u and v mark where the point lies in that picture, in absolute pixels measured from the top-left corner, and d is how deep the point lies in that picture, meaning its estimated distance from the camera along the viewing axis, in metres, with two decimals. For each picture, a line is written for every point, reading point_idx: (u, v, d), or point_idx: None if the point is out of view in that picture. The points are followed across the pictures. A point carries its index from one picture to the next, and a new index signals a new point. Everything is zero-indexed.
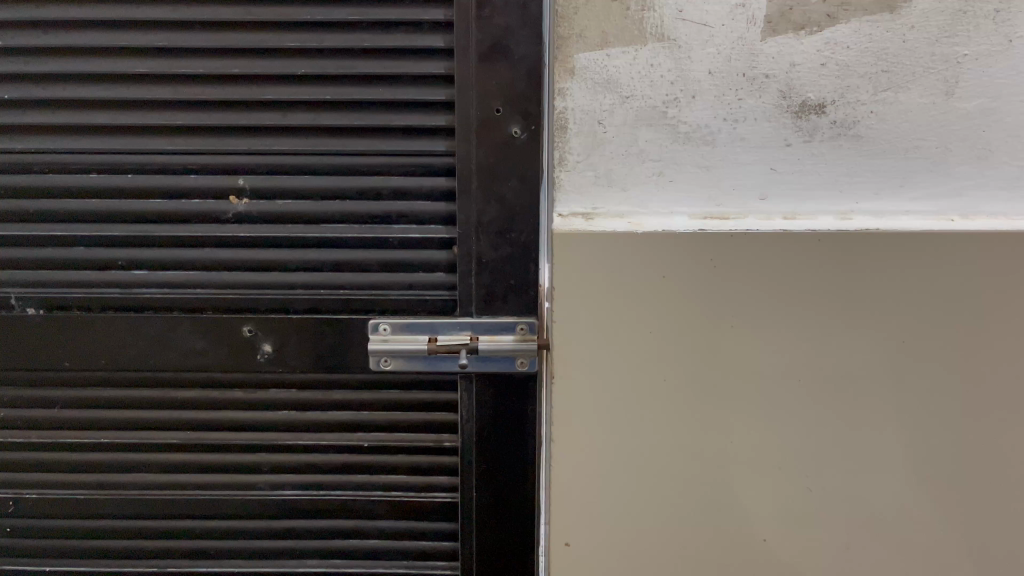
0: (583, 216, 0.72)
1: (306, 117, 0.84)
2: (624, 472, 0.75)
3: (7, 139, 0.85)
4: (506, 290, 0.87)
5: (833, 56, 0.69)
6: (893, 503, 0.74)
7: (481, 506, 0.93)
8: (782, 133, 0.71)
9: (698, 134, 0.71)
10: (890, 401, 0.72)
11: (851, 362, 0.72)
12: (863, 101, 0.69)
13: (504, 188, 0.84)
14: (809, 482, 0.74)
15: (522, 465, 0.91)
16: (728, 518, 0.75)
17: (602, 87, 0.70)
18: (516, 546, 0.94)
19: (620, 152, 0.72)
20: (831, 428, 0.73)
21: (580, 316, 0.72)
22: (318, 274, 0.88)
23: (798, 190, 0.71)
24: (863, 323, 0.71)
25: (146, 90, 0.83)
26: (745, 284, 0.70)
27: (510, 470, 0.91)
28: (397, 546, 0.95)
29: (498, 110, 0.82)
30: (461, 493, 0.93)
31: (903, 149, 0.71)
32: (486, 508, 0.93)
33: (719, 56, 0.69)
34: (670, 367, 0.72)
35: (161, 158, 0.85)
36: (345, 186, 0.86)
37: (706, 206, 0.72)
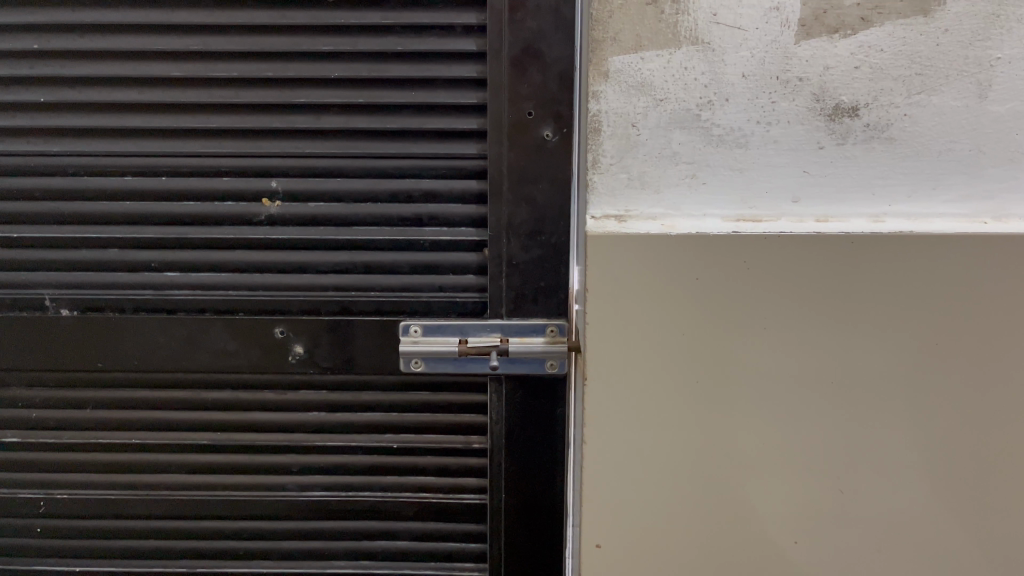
0: (616, 218, 0.73)
1: (339, 120, 0.85)
2: (651, 473, 0.75)
3: (43, 142, 0.86)
4: (536, 292, 0.88)
5: (867, 59, 0.69)
6: (927, 506, 0.74)
7: (509, 509, 0.93)
8: (815, 135, 0.71)
9: (731, 136, 0.71)
10: (925, 403, 0.72)
11: (885, 364, 0.71)
12: (896, 104, 0.70)
13: (535, 190, 0.85)
14: (840, 484, 0.74)
15: (550, 467, 0.91)
16: (758, 520, 0.75)
17: (635, 90, 0.71)
18: (543, 549, 0.93)
19: (653, 155, 0.72)
20: (864, 431, 0.73)
21: (612, 317, 0.72)
22: (349, 276, 0.88)
23: (832, 193, 0.72)
24: (896, 326, 0.71)
25: (180, 93, 0.84)
26: (778, 286, 0.71)
27: (539, 472, 0.92)
28: (426, 547, 0.95)
29: (530, 113, 0.82)
30: (490, 495, 0.93)
31: (936, 152, 0.71)
32: (514, 510, 0.93)
33: (753, 59, 0.69)
34: (701, 368, 0.72)
35: (195, 161, 0.86)
36: (377, 188, 0.87)
37: (739, 208, 0.72)
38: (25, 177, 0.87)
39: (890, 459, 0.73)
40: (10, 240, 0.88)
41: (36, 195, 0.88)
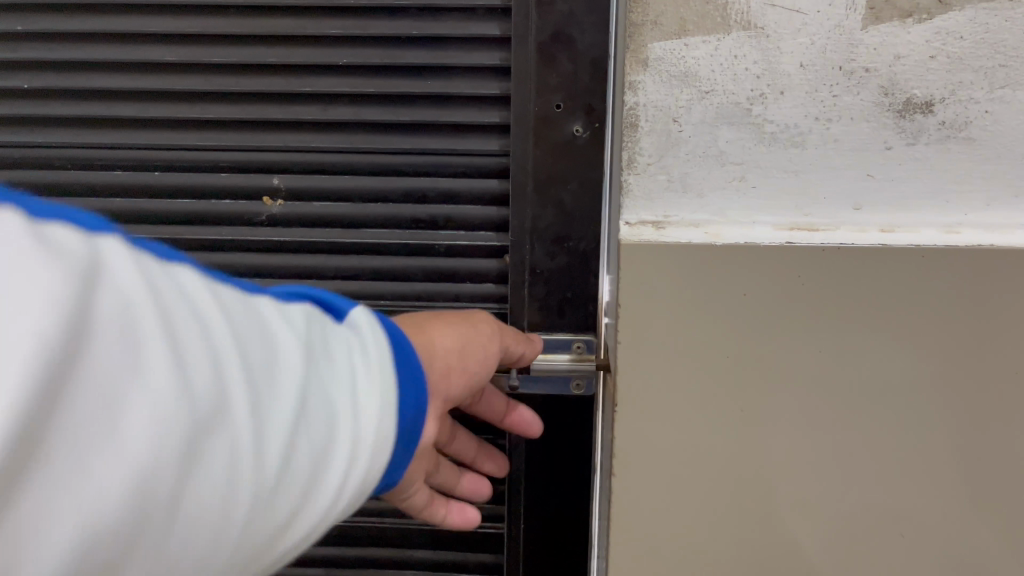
0: (653, 224, 0.66)
1: (349, 112, 0.80)
2: (688, 507, 0.67)
3: (37, 133, 0.83)
4: (562, 303, 0.80)
5: (945, 47, 0.60)
6: (998, 556, 0.65)
7: (532, 535, 0.87)
8: (882, 134, 0.62)
9: (786, 134, 0.63)
10: (999, 444, 0.63)
11: (958, 395, 0.62)
12: (976, 99, 0.61)
13: (563, 193, 0.77)
14: (901, 527, 0.66)
15: (576, 493, 0.85)
16: (804, 563, 0.67)
17: (678, 80, 0.63)
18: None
19: (696, 154, 0.64)
20: (929, 469, 0.64)
21: (647, 337, 0.64)
22: (358, 282, 0.85)
23: (899, 199, 0.64)
24: (973, 352, 0.61)
25: (176, 80, 0.80)
26: (836, 306, 0.62)
27: (563, 499, 0.85)
28: (436, 559, 0.95)
29: (558, 106, 0.75)
30: (510, 521, 0.88)
31: (1021, 154, 0.62)
32: (537, 537, 0.87)
33: (813, 47, 0.61)
34: (744, 394, 0.65)
35: (193, 154, 0.82)
36: (391, 188, 0.82)
37: (793, 215, 0.65)
38: (19, 169, 0.84)
39: (961, 503, 0.64)
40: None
41: (30, 189, 0.85)
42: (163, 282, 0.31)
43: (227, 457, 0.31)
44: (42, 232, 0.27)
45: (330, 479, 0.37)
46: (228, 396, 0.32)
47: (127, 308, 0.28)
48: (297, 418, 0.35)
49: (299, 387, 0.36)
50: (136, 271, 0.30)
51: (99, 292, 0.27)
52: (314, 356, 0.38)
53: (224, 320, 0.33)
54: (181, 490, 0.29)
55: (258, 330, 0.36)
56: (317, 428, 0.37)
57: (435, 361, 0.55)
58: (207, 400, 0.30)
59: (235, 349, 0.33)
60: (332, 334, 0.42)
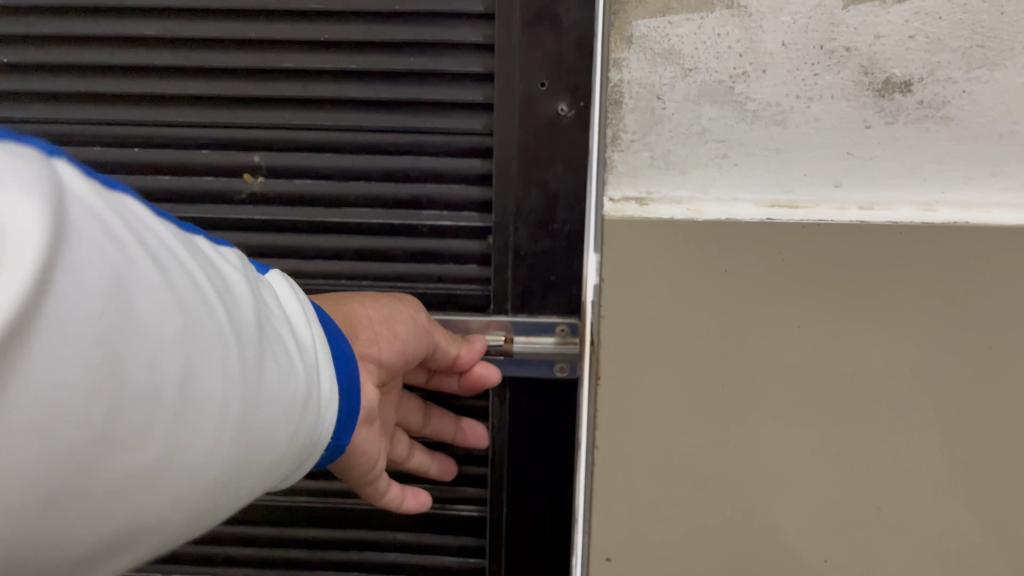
0: (637, 201, 0.66)
1: (332, 88, 0.82)
2: (668, 481, 0.69)
3: (21, 109, 0.85)
4: (545, 286, 0.87)
5: (924, 27, 0.60)
6: (968, 529, 0.67)
7: (513, 495, 0.96)
8: (861, 114, 0.63)
9: (768, 112, 0.63)
10: (975, 422, 0.64)
11: (935, 370, 0.63)
12: (954, 79, 0.61)
13: (548, 175, 0.81)
14: (878, 500, 0.67)
15: (555, 457, 0.94)
16: (779, 534, 0.69)
17: (661, 58, 0.63)
18: (545, 530, 0.98)
19: (679, 131, 0.65)
20: (906, 447, 0.65)
21: (628, 314, 0.65)
22: (340, 262, 0.90)
23: (878, 177, 0.65)
24: (950, 327, 0.62)
25: (154, 55, 0.82)
26: (816, 282, 0.63)
27: (542, 462, 0.95)
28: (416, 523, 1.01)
29: (543, 85, 0.78)
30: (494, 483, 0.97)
31: (997, 134, 0.63)
32: (517, 496, 0.96)
33: (795, 26, 0.61)
34: (727, 370, 0.65)
35: (175, 131, 0.85)
36: (373, 167, 0.85)
37: (774, 192, 0.66)
38: None
39: (937, 478, 0.66)
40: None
41: None
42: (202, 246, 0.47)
43: (230, 333, 0.43)
44: (27, 142, 0.34)
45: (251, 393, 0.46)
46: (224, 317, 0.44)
47: (96, 211, 0.36)
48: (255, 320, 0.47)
49: (250, 303, 0.48)
50: (120, 196, 0.40)
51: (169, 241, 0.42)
52: (214, 279, 0.45)
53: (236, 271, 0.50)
54: (121, 367, 0.35)
55: (172, 247, 0.42)
56: (280, 337, 0.51)
57: (360, 329, 0.69)
58: (128, 287, 0.35)
59: (239, 290, 0.48)
60: (255, 279, 0.53)
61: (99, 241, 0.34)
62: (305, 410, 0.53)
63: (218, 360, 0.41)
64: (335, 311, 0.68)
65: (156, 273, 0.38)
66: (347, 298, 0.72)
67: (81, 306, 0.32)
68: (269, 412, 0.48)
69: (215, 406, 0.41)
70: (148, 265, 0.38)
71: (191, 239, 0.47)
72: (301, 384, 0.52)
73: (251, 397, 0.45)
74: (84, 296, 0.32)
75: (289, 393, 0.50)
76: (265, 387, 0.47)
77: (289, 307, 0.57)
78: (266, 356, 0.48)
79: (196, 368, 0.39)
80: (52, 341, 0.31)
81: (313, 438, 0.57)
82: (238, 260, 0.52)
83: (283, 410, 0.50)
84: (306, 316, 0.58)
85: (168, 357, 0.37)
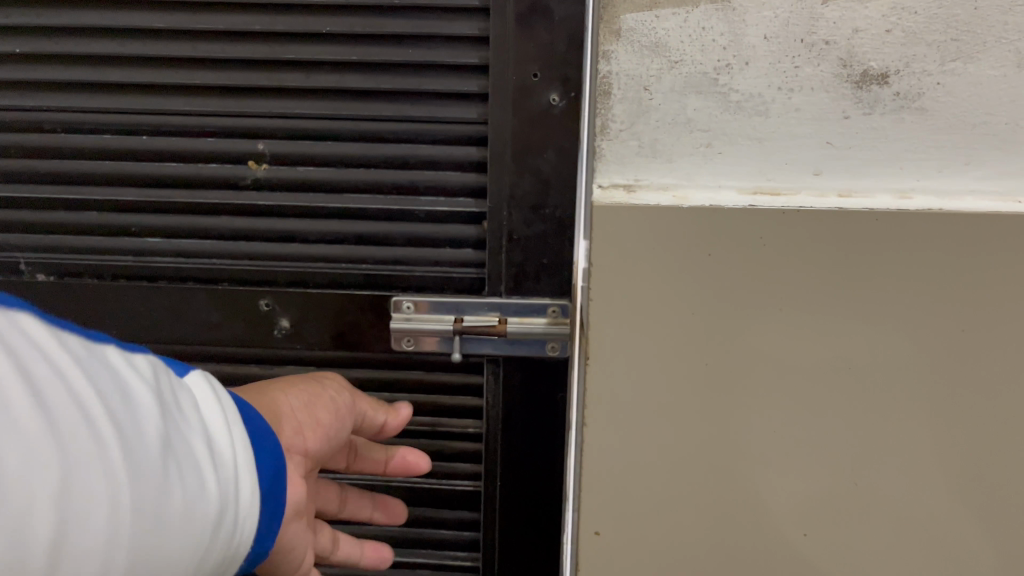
0: (625, 187, 0.69)
1: (332, 78, 0.85)
2: (654, 456, 0.72)
3: (31, 98, 0.88)
4: (538, 269, 0.90)
5: (900, 22, 0.62)
6: (941, 505, 0.69)
7: (506, 475, 1.00)
8: (840, 104, 0.65)
9: (751, 103, 0.66)
10: (946, 400, 0.67)
11: (908, 351, 0.66)
12: (929, 72, 0.64)
13: (540, 161, 0.85)
14: (855, 476, 0.70)
15: (549, 438, 0.97)
16: (759, 510, 0.72)
17: (649, 50, 0.66)
18: (539, 511, 1.01)
19: (666, 121, 0.68)
20: (882, 425, 0.68)
21: (616, 297, 0.68)
22: (341, 246, 0.92)
23: (857, 166, 0.67)
24: (921, 308, 0.65)
25: (160, 46, 0.85)
26: (795, 268, 0.66)
27: (537, 446, 0.98)
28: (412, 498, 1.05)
29: (536, 75, 0.81)
30: (487, 464, 1.00)
31: (971, 124, 0.65)
32: (510, 477, 1.00)
33: (776, 20, 0.64)
34: (710, 351, 0.68)
35: (180, 119, 0.88)
36: (373, 154, 0.88)
37: (757, 180, 0.68)
38: (14, 133, 0.90)
39: (911, 454, 0.69)
40: (10, 199, 0.92)
41: (26, 153, 0.91)
42: (124, 365, 0.47)
43: (122, 468, 0.41)
44: None
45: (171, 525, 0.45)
46: (142, 446, 0.44)
47: None
48: (158, 438, 0.45)
49: (155, 422, 0.46)
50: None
51: (80, 368, 0.42)
52: (111, 399, 0.43)
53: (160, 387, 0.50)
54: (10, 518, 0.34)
55: (63, 378, 0.40)
56: (190, 451, 0.49)
57: (283, 422, 0.72)
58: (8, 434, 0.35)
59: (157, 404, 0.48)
60: (169, 389, 0.51)
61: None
62: (220, 530, 0.51)
63: (108, 497, 0.40)
64: (256, 401, 0.71)
65: (28, 422, 0.36)
66: (269, 388, 0.74)
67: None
68: (175, 537, 0.45)
69: (105, 546, 0.40)
70: (22, 416, 0.36)
71: (95, 352, 0.46)
72: (212, 502, 0.50)
73: (143, 529, 0.42)
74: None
75: (200, 512, 0.48)
76: (185, 503, 0.46)
77: (207, 417, 0.54)
78: (169, 476, 0.45)
79: (79, 506, 0.38)
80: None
81: (233, 548, 0.54)
82: (151, 369, 0.50)
83: (195, 526, 0.47)
84: (227, 424, 0.55)
85: (45, 506, 0.36)
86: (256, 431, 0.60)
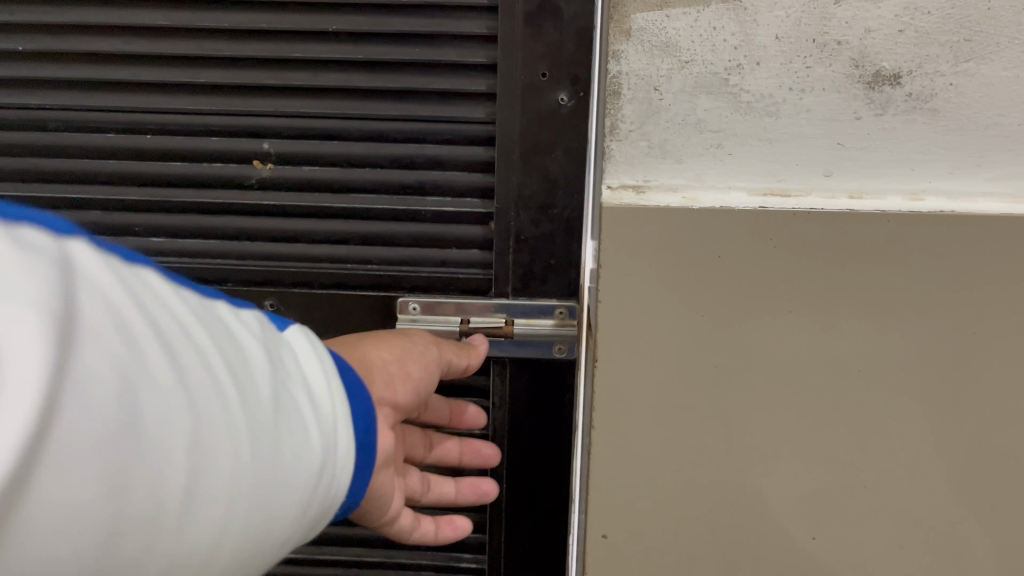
0: (634, 188, 0.70)
1: (339, 77, 0.85)
2: (663, 459, 0.71)
3: (33, 96, 0.88)
4: (546, 270, 0.89)
5: (912, 22, 0.61)
6: (950, 508, 0.69)
7: (512, 476, 0.99)
8: (852, 104, 0.65)
9: (762, 104, 0.66)
10: (956, 403, 0.66)
11: (918, 354, 0.66)
12: (942, 72, 0.63)
13: (548, 161, 0.84)
14: (864, 478, 0.70)
15: (555, 438, 0.97)
16: (767, 513, 0.72)
17: (659, 50, 0.65)
18: (544, 511, 1.01)
19: (675, 122, 0.67)
20: (891, 428, 0.68)
21: (625, 299, 0.67)
22: (346, 247, 0.92)
23: (866, 167, 0.67)
24: (932, 312, 0.65)
25: (163, 44, 0.85)
26: (804, 270, 0.65)
27: (543, 446, 0.97)
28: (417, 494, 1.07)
29: (544, 75, 0.81)
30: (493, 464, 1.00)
31: (983, 125, 0.65)
32: (516, 477, 0.99)
33: (788, 20, 0.63)
34: (720, 353, 0.68)
35: (183, 119, 0.87)
36: (379, 154, 0.88)
37: (767, 181, 0.68)
38: (17, 131, 0.89)
39: (920, 457, 0.68)
40: (14, 199, 0.92)
41: (28, 151, 0.90)
42: (230, 314, 0.44)
43: (236, 419, 0.38)
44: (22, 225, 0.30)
45: (280, 481, 0.42)
46: (253, 399, 0.40)
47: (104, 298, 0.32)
48: (269, 392, 0.42)
49: (265, 372, 0.43)
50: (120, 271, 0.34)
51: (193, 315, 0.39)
52: (226, 350, 0.40)
53: (268, 338, 0.46)
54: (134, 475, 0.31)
55: (185, 327, 0.37)
56: (295, 405, 0.45)
57: (375, 375, 0.67)
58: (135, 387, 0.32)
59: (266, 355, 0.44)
60: (271, 339, 0.48)
61: (87, 344, 0.29)
62: (323, 485, 0.48)
63: (224, 449, 0.37)
64: (346, 353, 0.67)
65: (156, 370, 0.33)
66: (359, 341, 0.70)
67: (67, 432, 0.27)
68: (282, 491, 0.43)
69: (221, 509, 0.37)
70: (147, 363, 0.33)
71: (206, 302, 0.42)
72: (316, 458, 0.46)
73: (256, 488, 0.40)
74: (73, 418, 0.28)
75: (303, 470, 0.45)
76: (291, 461, 0.43)
77: (307, 369, 0.49)
78: (280, 433, 0.42)
79: (201, 465, 0.35)
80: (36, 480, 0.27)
81: (332, 504, 0.52)
82: (256, 323, 0.46)
83: (304, 481, 0.45)
84: (327, 377, 0.51)
85: (168, 460, 0.33)
86: (352, 386, 0.56)
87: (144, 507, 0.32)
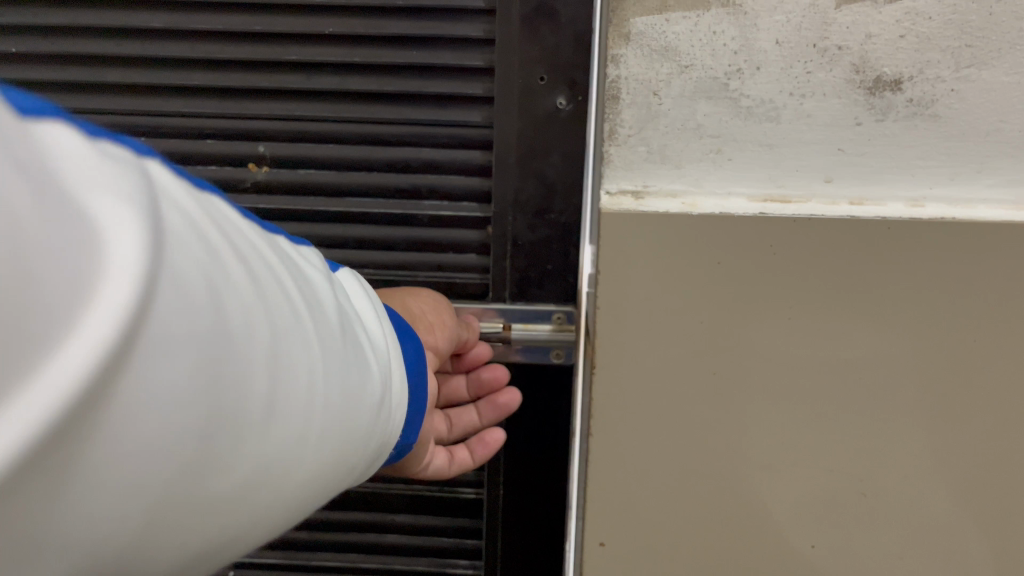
0: (633, 193, 0.69)
1: (332, 80, 0.86)
2: (660, 467, 0.71)
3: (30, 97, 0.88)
4: (542, 276, 0.91)
5: (913, 27, 0.61)
6: (950, 516, 0.68)
7: (508, 476, 1.01)
8: (853, 110, 0.64)
9: (761, 109, 0.65)
10: (955, 410, 0.66)
11: (918, 361, 0.65)
12: (942, 78, 0.62)
13: (546, 165, 0.85)
14: (863, 486, 0.69)
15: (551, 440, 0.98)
16: (764, 520, 0.71)
17: (659, 54, 0.64)
18: (541, 510, 1.02)
19: (675, 127, 0.67)
20: (890, 435, 0.67)
21: (622, 305, 0.67)
22: (342, 251, 0.93)
23: (867, 173, 0.66)
24: (932, 320, 0.64)
25: (160, 46, 0.86)
26: (803, 277, 0.64)
27: (539, 447, 0.99)
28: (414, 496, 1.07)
29: (542, 78, 0.82)
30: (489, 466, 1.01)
31: (984, 132, 0.64)
32: (513, 478, 1.01)
33: (788, 24, 0.62)
34: (716, 360, 0.67)
35: (179, 121, 0.89)
36: (375, 157, 0.89)
37: (767, 188, 0.68)
38: None
39: (920, 465, 0.68)
40: None
41: None
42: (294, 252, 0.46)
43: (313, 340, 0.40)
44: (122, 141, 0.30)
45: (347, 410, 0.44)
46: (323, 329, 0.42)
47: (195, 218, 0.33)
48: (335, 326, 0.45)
49: (329, 305, 0.46)
50: (204, 194, 0.36)
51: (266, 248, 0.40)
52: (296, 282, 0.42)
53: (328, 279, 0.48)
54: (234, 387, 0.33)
55: (261, 257, 0.39)
56: (356, 340, 0.48)
57: (415, 318, 0.73)
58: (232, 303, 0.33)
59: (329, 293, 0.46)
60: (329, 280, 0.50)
61: (193, 246, 0.31)
62: (378, 421, 0.50)
63: (304, 371, 0.39)
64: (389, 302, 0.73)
65: (246, 291, 0.35)
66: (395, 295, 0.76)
67: (182, 318, 0.29)
68: (349, 422, 0.45)
69: (302, 429, 0.39)
70: (238, 274, 0.34)
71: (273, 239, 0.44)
72: (375, 391, 0.49)
73: (328, 415, 0.42)
74: (189, 305, 0.30)
75: (367, 400, 0.48)
76: (357, 392, 0.46)
77: (361, 310, 0.54)
78: (346, 367, 0.45)
79: (285, 385, 0.37)
80: (165, 356, 0.28)
81: (387, 439, 0.54)
82: (318, 261, 0.50)
83: (364, 413, 0.47)
84: (379, 320, 0.55)
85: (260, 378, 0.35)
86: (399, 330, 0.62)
87: (241, 419, 0.34)
